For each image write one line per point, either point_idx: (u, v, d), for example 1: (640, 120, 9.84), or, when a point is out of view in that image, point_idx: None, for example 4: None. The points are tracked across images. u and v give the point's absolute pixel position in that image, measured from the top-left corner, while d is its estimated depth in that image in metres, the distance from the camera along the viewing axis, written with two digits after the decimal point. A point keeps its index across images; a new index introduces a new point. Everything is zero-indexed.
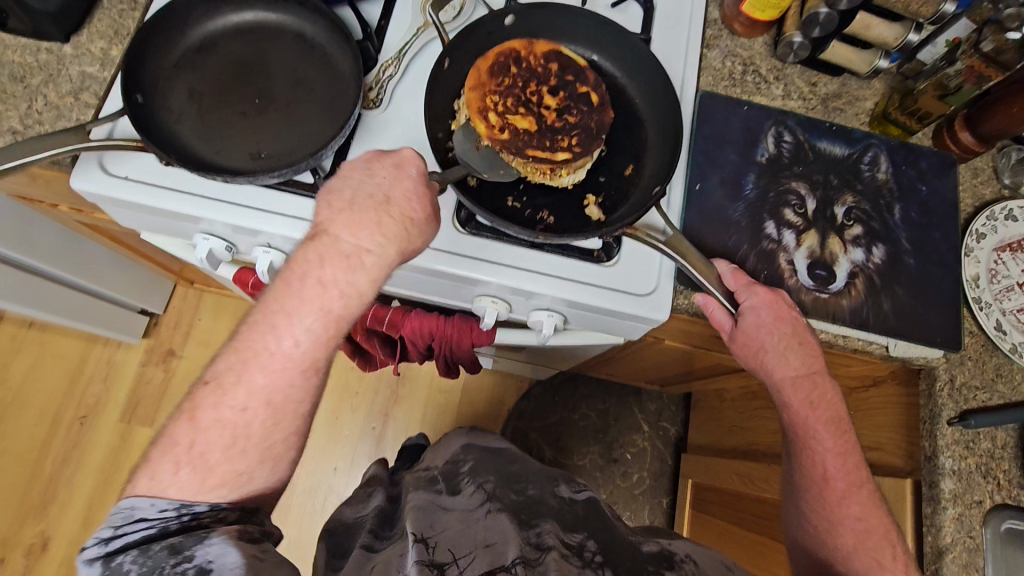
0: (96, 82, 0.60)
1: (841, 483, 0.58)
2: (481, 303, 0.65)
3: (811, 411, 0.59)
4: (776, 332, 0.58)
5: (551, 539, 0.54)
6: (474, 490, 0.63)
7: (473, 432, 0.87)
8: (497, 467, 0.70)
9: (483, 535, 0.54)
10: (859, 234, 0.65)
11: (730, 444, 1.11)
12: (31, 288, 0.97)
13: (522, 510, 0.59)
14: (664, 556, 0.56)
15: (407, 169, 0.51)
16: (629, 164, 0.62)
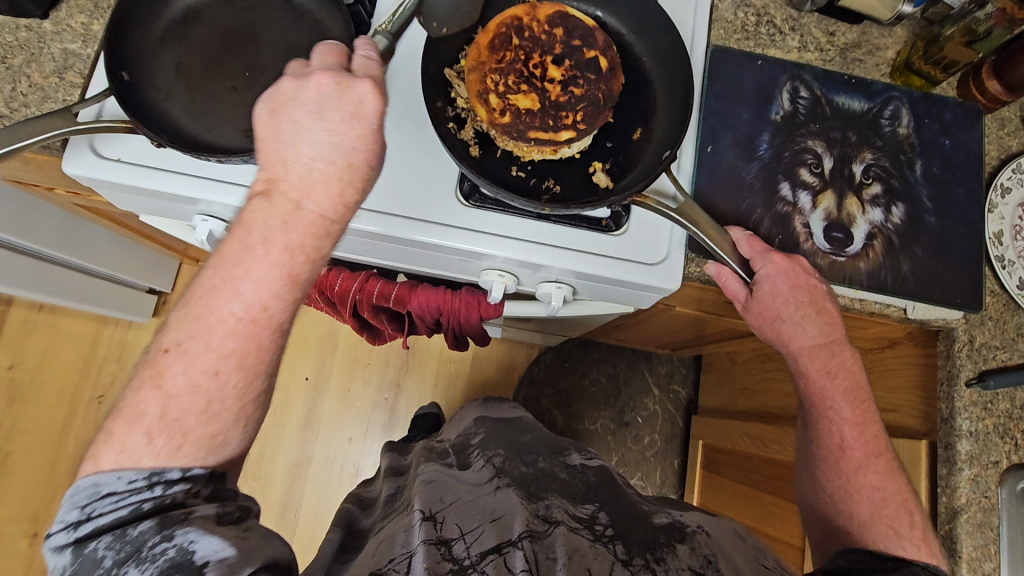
0: (80, 60, 0.58)
1: (857, 452, 0.58)
2: (489, 278, 0.64)
3: (829, 380, 0.59)
4: (793, 301, 0.56)
5: (559, 513, 0.53)
6: (485, 462, 0.63)
7: (487, 404, 0.87)
8: (510, 438, 0.71)
9: (489, 510, 0.52)
10: (878, 193, 0.62)
11: (743, 407, 1.12)
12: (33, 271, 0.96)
13: (531, 482, 0.59)
14: (676, 528, 0.56)
15: (365, 108, 0.47)
16: (637, 128, 0.59)
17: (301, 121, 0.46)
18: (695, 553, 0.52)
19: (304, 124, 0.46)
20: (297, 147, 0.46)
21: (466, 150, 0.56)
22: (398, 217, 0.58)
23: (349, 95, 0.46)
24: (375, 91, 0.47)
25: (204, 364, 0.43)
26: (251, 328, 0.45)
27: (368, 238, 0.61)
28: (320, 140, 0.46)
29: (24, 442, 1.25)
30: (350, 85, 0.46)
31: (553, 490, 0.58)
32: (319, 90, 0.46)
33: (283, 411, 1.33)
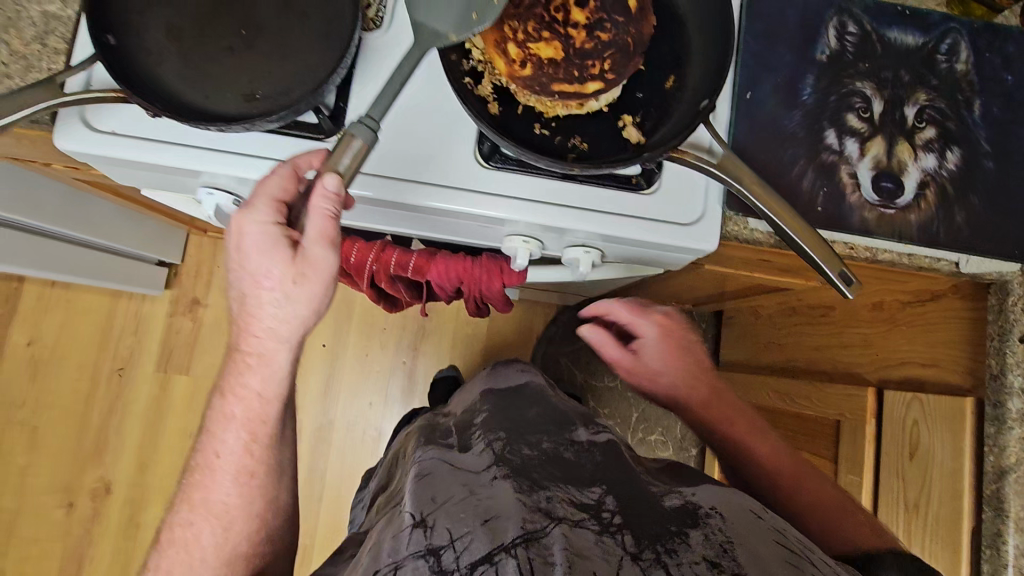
0: (61, 23, 0.53)
1: (787, 480, 0.64)
2: (512, 244, 0.60)
3: (729, 425, 0.70)
4: (665, 360, 0.74)
5: (562, 507, 0.48)
6: (486, 446, 0.58)
7: (496, 372, 0.85)
8: (512, 416, 0.66)
9: (482, 508, 0.48)
10: (931, 137, 0.57)
11: (767, 361, 1.10)
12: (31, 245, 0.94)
13: (533, 469, 0.53)
14: (688, 511, 0.50)
15: (246, 237, 0.47)
16: (669, 75, 0.54)
17: (236, 265, 0.48)
18: (710, 541, 0.47)
19: (234, 269, 0.48)
20: (247, 285, 0.48)
21: (485, 107, 0.51)
22: (416, 184, 0.55)
23: (248, 224, 0.46)
24: (243, 217, 0.46)
25: (186, 519, 0.53)
26: (244, 432, 0.52)
27: (383, 207, 0.58)
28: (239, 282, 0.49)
29: (51, 417, 1.27)
30: (246, 215, 0.46)
31: (557, 477, 0.53)
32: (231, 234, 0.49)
33: (302, 379, 1.33)
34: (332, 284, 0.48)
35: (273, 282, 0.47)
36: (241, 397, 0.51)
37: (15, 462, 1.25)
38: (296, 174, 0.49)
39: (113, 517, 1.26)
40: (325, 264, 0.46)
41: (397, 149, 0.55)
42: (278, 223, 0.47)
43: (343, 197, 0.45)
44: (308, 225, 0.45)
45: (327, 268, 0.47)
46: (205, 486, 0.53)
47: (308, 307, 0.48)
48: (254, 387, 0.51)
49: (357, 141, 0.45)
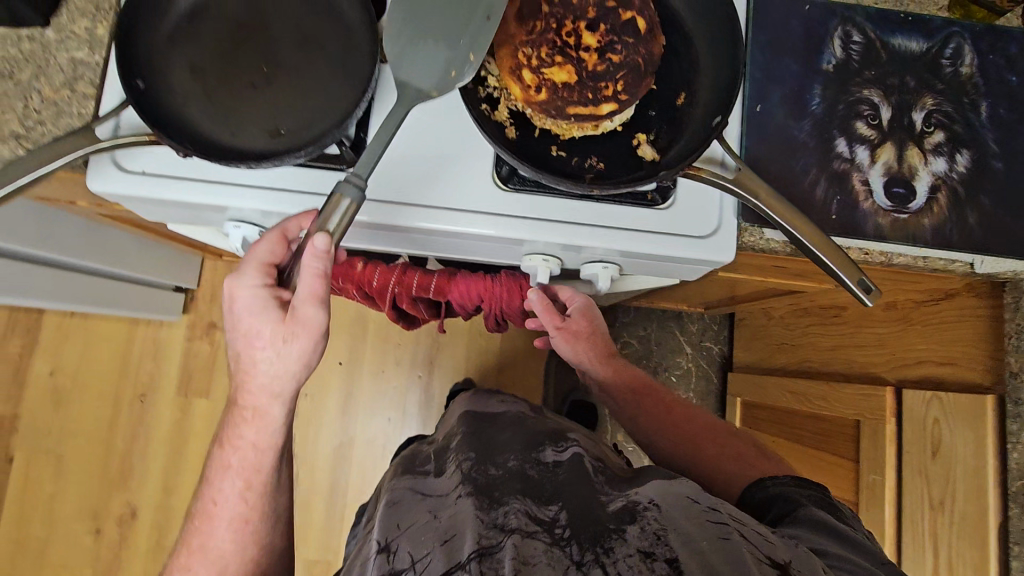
0: (89, 69, 0.55)
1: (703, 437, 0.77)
2: (532, 262, 0.62)
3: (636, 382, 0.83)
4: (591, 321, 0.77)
5: (516, 519, 0.50)
6: (455, 465, 0.61)
7: (476, 397, 0.86)
8: (485, 437, 0.67)
9: (443, 528, 0.51)
10: (940, 141, 0.58)
11: (781, 363, 1.10)
12: (53, 279, 0.96)
13: (495, 487, 0.55)
14: (628, 509, 0.52)
15: (237, 302, 0.51)
16: (680, 93, 0.55)
17: (232, 328, 0.52)
18: (644, 532, 0.49)
19: (230, 331, 0.52)
20: (241, 345, 0.51)
21: (503, 131, 0.53)
22: (436, 209, 0.56)
23: (241, 289, 0.51)
24: (235, 283, 0.51)
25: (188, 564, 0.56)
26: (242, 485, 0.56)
27: (405, 232, 0.59)
28: (233, 343, 0.52)
29: (74, 445, 1.29)
30: (239, 282, 0.51)
31: (516, 491, 0.54)
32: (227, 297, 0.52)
33: (320, 397, 1.34)
34: (321, 339, 0.51)
35: (262, 342, 0.50)
36: (236, 447, 0.55)
37: (42, 491, 1.27)
38: (284, 238, 0.52)
39: (138, 542, 1.28)
40: (312, 321, 0.49)
41: (416, 176, 0.57)
42: (267, 288, 0.51)
43: (332, 254, 0.47)
44: (299, 285, 0.48)
45: (314, 325, 0.50)
46: (208, 530, 0.57)
47: (299, 362, 0.51)
48: (248, 437, 0.54)
49: (346, 200, 0.46)
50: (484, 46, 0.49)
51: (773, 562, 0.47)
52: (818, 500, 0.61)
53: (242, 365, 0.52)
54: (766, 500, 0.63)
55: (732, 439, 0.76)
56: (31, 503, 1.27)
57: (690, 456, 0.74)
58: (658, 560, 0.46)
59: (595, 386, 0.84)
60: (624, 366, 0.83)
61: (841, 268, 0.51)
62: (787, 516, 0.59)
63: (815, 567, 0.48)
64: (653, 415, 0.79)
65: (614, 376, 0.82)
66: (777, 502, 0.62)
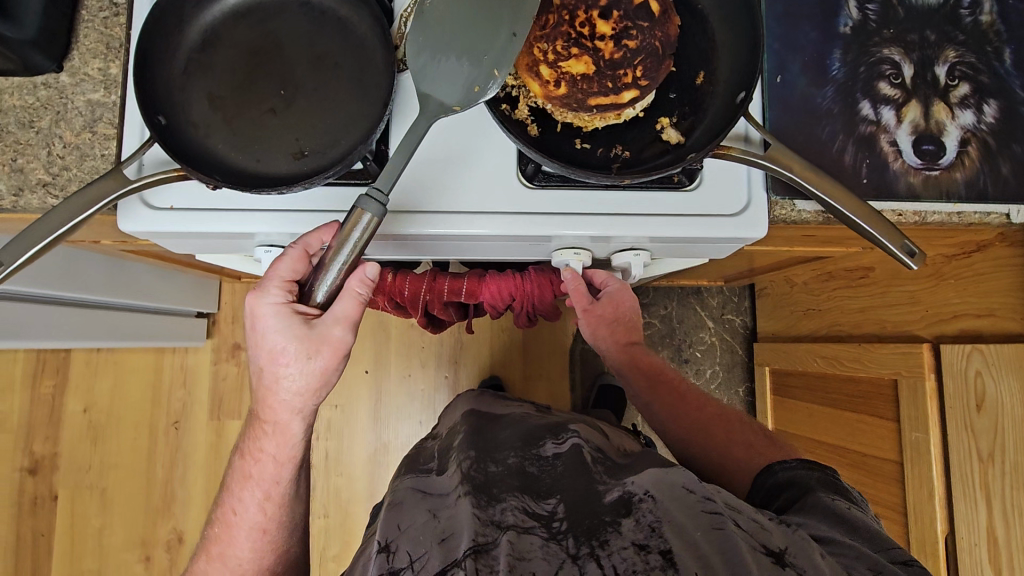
0: (107, 109, 0.55)
1: (713, 424, 0.78)
2: (564, 257, 0.62)
3: (650, 367, 0.82)
4: (624, 302, 0.75)
5: (513, 516, 0.50)
6: (456, 465, 0.61)
7: (481, 399, 0.86)
8: (487, 436, 0.67)
9: (441, 529, 0.50)
10: (966, 93, 0.57)
11: (809, 329, 1.10)
12: (76, 319, 0.97)
13: (494, 485, 0.55)
14: (623, 501, 0.51)
15: (260, 319, 0.50)
16: (699, 73, 0.55)
17: (254, 344, 0.51)
18: (640, 524, 0.48)
19: (254, 346, 0.52)
20: (264, 360, 0.51)
21: (524, 130, 0.53)
22: (467, 215, 0.56)
23: (263, 306, 0.50)
24: (259, 298, 0.51)
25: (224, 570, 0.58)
26: (268, 507, 0.57)
27: (435, 241, 0.59)
28: (256, 359, 0.52)
29: (115, 477, 1.30)
30: (263, 297, 0.51)
31: (514, 488, 0.55)
32: (247, 313, 0.52)
33: (351, 407, 1.35)
34: (344, 357, 0.52)
35: (286, 358, 0.50)
36: (259, 458, 0.55)
37: (90, 525, 1.29)
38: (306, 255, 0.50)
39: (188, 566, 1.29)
40: (339, 341, 0.50)
41: (440, 184, 0.56)
42: (289, 303, 0.50)
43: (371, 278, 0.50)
44: (335, 305, 0.49)
45: (339, 345, 0.50)
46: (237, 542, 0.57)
47: (320, 378, 0.52)
48: (271, 450, 0.55)
49: (367, 216, 0.44)
50: (512, 63, 0.48)
51: (769, 551, 0.47)
52: (829, 484, 0.62)
53: (265, 381, 0.52)
54: (778, 485, 0.65)
55: (739, 427, 0.78)
56: (80, 538, 1.29)
57: (707, 443, 0.76)
58: (651, 552, 0.45)
59: (612, 371, 0.84)
60: (642, 352, 0.82)
61: (883, 233, 0.50)
62: (795, 504, 0.60)
63: (812, 552, 0.47)
64: (670, 402, 0.80)
65: (632, 363, 0.81)
66: (788, 488, 0.63)
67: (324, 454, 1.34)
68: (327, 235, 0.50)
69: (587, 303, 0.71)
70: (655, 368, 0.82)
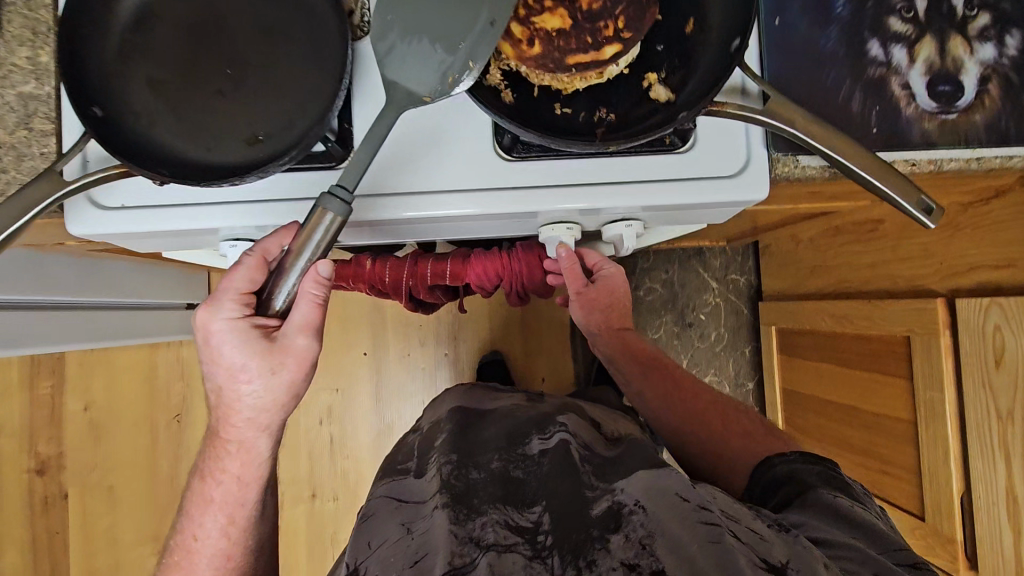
0: (41, 103, 0.50)
1: (708, 411, 0.76)
2: (552, 233, 0.57)
3: (644, 353, 0.80)
4: (618, 285, 0.74)
5: (493, 532, 0.49)
6: (436, 469, 0.58)
7: (469, 393, 0.82)
8: (471, 437, 0.65)
9: (414, 548, 0.48)
10: (986, 24, 0.52)
11: (815, 286, 1.06)
12: (65, 324, 0.91)
13: (476, 494, 0.53)
14: (612, 513, 0.49)
15: (215, 336, 0.47)
16: (689, 19, 0.49)
17: (209, 361, 0.49)
18: (629, 541, 0.47)
19: (210, 363, 0.49)
20: (223, 379, 0.49)
21: (498, 97, 0.48)
22: (444, 194, 0.52)
23: (216, 322, 0.47)
24: (211, 313, 0.47)
25: None
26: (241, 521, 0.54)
27: (411, 224, 0.55)
28: (214, 376, 0.49)
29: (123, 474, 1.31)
30: (214, 313, 0.47)
31: (496, 498, 0.53)
32: (198, 330, 0.48)
33: (351, 391, 1.33)
34: (310, 367, 0.50)
35: (248, 374, 0.48)
36: (219, 481, 0.53)
37: (103, 521, 1.30)
38: (264, 262, 0.49)
39: None
40: (303, 351, 0.48)
41: (412, 163, 0.52)
42: (245, 316, 0.48)
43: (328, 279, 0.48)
44: (295, 312, 0.47)
45: (304, 355, 0.49)
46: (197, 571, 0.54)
47: (286, 391, 0.50)
48: (232, 470, 0.52)
49: (329, 215, 0.41)
50: (487, 54, 0.43)
51: (770, 565, 0.45)
52: (829, 479, 0.60)
53: (223, 398, 0.49)
54: (776, 479, 0.63)
55: (734, 415, 0.76)
56: (94, 535, 1.30)
57: (701, 431, 0.74)
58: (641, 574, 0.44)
59: (605, 359, 0.82)
60: (636, 339, 0.81)
61: (897, 191, 0.45)
62: (796, 500, 0.59)
63: (816, 564, 0.46)
64: (662, 390, 0.78)
65: (623, 349, 0.80)
66: (787, 482, 0.62)
67: (329, 439, 1.33)
68: (286, 237, 0.49)
69: (582, 288, 0.70)
70: (648, 355, 0.80)
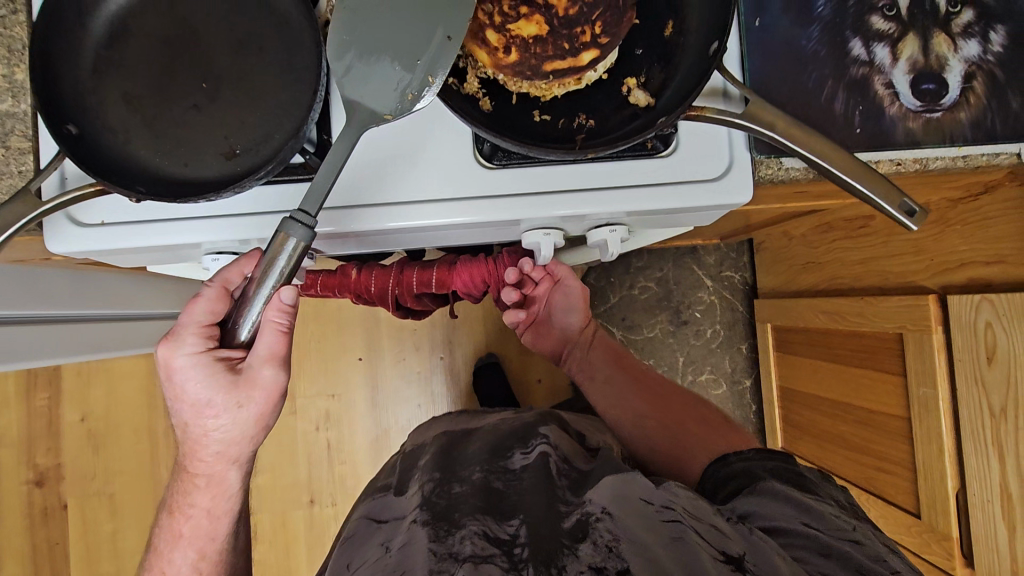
0: (17, 120, 0.50)
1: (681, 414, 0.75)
2: (533, 237, 0.56)
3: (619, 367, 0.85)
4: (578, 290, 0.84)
5: (471, 544, 0.48)
6: (418, 486, 0.60)
7: (458, 419, 0.82)
8: (452, 455, 0.65)
9: (393, 565, 0.49)
10: (970, 21, 0.51)
11: (808, 283, 1.05)
12: (75, 334, 0.92)
13: (457, 508, 0.53)
14: (581, 525, 0.50)
15: (176, 371, 0.48)
16: (668, 22, 0.49)
17: (174, 396, 0.49)
18: (597, 546, 0.48)
19: (176, 399, 0.49)
20: (189, 414, 0.49)
21: (476, 106, 0.48)
22: (425, 204, 0.51)
23: (177, 357, 0.47)
24: (171, 350, 0.48)
25: None
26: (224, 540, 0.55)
27: (391, 234, 0.55)
28: (179, 411, 0.49)
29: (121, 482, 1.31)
30: (176, 349, 0.48)
31: (477, 509, 0.53)
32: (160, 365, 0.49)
33: (347, 396, 1.33)
34: (279, 396, 0.50)
35: (214, 407, 0.48)
36: (188, 516, 0.53)
37: (103, 530, 1.31)
38: (226, 292, 0.50)
39: None
40: (270, 383, 0.49)
41: (395, 171, 0.51)
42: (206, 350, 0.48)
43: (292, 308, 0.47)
44: (259, 343, 0.47)
45: (272, 386, 0.49)
46: None
47: (255, 421, 0.50)
48: (201, 505, 0.53)
49: (293, 240, 0.41)
50: (446, 67, 0.43)
51: (728, 558, 0.46)
52: (781, 472, 0.59)
53: (189, 430, 0.50)
54: (731, 474, 0.62)
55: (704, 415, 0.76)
56: (95, 544, 1.31)
57: (667, 429, 0.74)
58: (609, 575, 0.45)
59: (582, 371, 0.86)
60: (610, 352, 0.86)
61: (879, 193, 0.45)
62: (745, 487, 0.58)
63: (772, 555, 0.47)
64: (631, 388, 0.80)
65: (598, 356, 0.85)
66: (740, 476, 0.61)
67: (326, 445, 1.33)
68: (248, 265, 0.50)
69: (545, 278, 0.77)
70: (635, 371, 0.83)
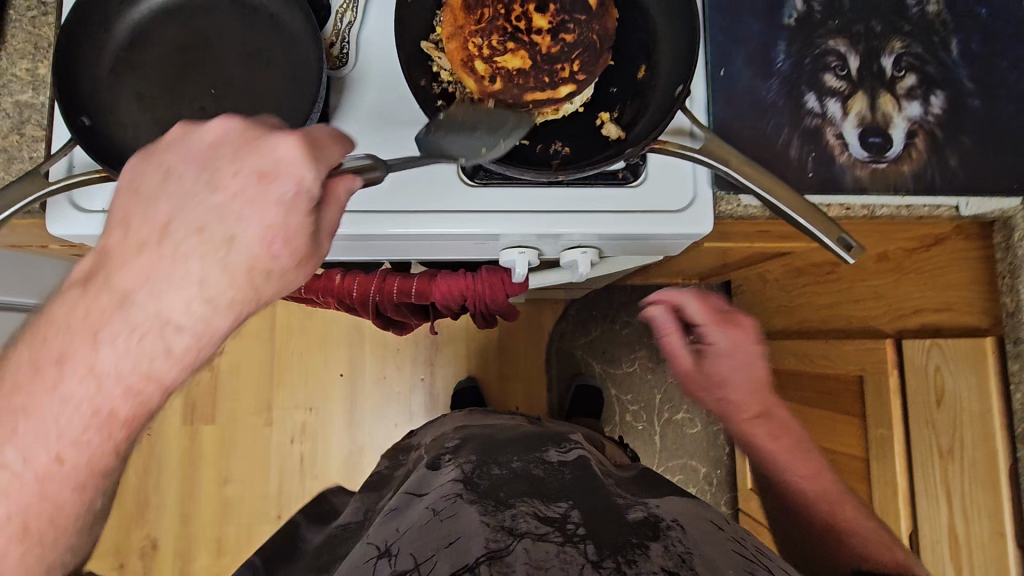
0: (34, 111, 0.54)
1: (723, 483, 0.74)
2: (510, 256, 0.61)
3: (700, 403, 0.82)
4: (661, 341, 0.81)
5: (525, 522, 0.49)
6: (456, 466, 0.61)
7: (468, 417, 0.84)
8: (490, 442, 0.67)
9: (445, 532, 0.49)
10: (913, 84, 0.56)
11: (781, 326, 1.09)
12: None
13: (500, 488, 0.55)
14: (650, 524, 0.51)
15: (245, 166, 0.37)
16: (640, 66, 0.54)
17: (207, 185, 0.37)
18: (669, 550, 0.47)
19: (237, 199, 0.37)
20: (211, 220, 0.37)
21: None
22: (408, 214, 0.55)
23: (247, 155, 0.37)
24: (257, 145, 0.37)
25: None
26: None
27: (375, 241, 0.58)
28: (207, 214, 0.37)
29: None
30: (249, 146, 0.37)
31: (523, 492, 0.54)
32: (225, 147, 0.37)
33: (325, 410, 1.34)
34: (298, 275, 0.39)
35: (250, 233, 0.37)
36: None
37: None
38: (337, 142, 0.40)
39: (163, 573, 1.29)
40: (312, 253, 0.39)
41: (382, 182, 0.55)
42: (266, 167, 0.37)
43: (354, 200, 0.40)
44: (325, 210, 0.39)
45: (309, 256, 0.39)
46: None
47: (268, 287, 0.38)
48: None
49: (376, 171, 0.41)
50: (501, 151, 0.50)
51: None
52: None
53: (217, 232, 0.37)
54: None
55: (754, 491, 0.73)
56: None
57: None
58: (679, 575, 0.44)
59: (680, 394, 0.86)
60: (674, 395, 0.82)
61: (820, 229, 0.49)
62: None
63: None
64: None
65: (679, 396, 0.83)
66: None
67: (299, 459, 1.33)
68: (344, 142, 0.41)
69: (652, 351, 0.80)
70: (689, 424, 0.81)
